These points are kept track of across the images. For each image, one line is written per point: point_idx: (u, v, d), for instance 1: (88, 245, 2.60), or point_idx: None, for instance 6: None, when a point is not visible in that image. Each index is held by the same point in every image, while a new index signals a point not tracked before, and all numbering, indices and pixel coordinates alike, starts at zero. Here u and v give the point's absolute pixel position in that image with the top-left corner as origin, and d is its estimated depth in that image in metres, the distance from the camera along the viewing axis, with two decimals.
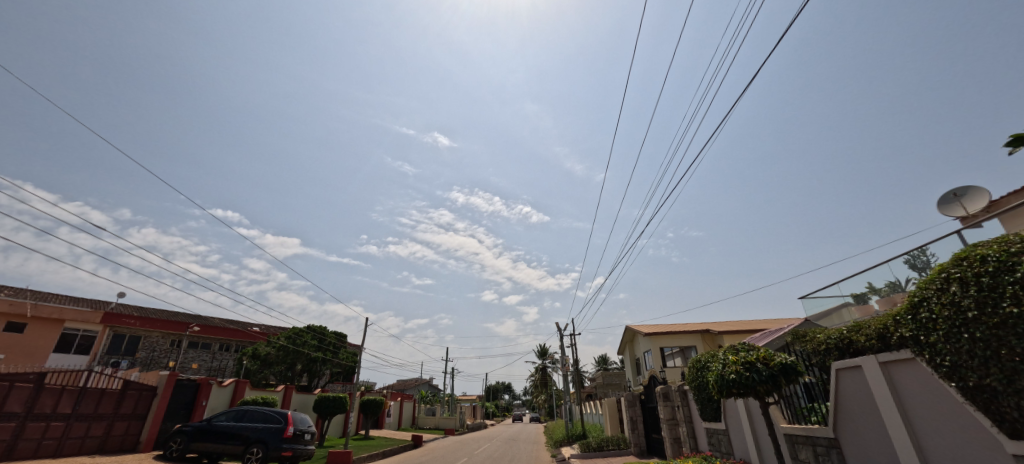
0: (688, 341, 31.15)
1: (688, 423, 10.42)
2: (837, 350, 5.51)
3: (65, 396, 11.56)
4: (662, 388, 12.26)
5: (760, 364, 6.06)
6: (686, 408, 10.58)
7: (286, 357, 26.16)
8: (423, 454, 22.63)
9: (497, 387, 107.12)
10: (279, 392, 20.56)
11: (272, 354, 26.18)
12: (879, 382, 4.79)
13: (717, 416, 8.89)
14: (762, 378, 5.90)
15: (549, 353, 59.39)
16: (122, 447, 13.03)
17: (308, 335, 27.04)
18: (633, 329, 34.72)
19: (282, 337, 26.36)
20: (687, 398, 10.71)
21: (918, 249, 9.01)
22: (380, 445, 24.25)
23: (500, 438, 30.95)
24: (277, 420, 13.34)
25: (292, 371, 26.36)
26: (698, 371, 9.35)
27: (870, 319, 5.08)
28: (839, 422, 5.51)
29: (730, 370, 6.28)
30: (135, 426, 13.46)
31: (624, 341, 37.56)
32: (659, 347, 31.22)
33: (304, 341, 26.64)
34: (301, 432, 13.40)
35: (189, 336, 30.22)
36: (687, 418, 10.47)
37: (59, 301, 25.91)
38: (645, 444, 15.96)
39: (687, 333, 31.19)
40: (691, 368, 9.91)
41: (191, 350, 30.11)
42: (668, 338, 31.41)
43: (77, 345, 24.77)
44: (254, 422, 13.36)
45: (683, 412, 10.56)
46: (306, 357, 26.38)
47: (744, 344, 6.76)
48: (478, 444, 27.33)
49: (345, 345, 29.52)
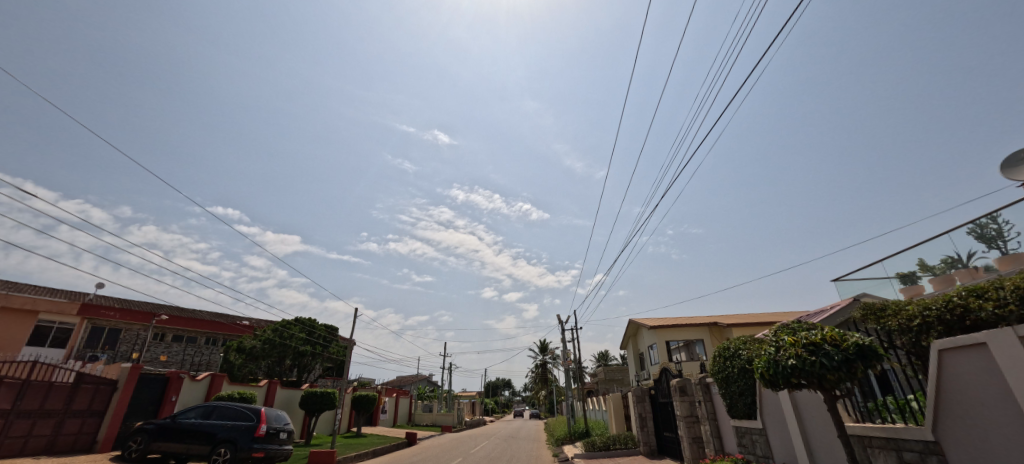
0: (694, 334, 29.77)
1: (712, 421, 9.06)
2: (942, 326, 4.16)
3: (4, 390, 10.21)
4: (678, 382, 10.91)
5: (829, 346, 4.68)
6: (709, 404, 9.23)
7: (271, 350, 24.56)
8: (416, 454, 21.30)
9: (496, 383, 106.32)
10: (261, 388, 19.25)
11: (257, 348, 24.43)
12: (1019, 365, 3.41)
13: (751, 413, 7.56)
14: (835, 364, 4.53)
15: (549, 349, 58.10)
16: (74, 447, 11.70)
17: (296, 327, 25.73)
18: (636, 322, 33.33)
19: (269, 330, 25.05)
20: (710, 393, 9.35)
21: (988, 216, 7.62)
22: (371, 443, 22.93)
23: (499, 435, 29.65)
24: (248, 417, 11.99)
25: (278, 365, 24.93)
26: (727, 360, 8.02)
27: (1001, 280, 3.74)
28: (943, 420, 4.13)
29: (787, 354, 4.91)
30: (91, 423, 12.14)
31: (627, 335, 36.24)
32: (664, 341, 29.90)
33: (292, 334, 25.32)
34: (275, 431, 12.06)
35: (173, 330, 28.89)
36: (711, 415, 9.12)
37: (33, 293, 24.56)
38: (655, 443, 14.68)
39: (694, 326, 29.82)
40: (717, 352, 8.58)
41: (175, 343, 28.75)
42: (673, 331, 30.07)
43: (52, 338, 23.31)
44: (223, 420, 12.06)
45: (706, 408, 9.21)
46: (293, 350, 25.03)
47: (799, 323, 5.40)
48: (474, 442, 26.04)
49: (336, 338, 28.19)
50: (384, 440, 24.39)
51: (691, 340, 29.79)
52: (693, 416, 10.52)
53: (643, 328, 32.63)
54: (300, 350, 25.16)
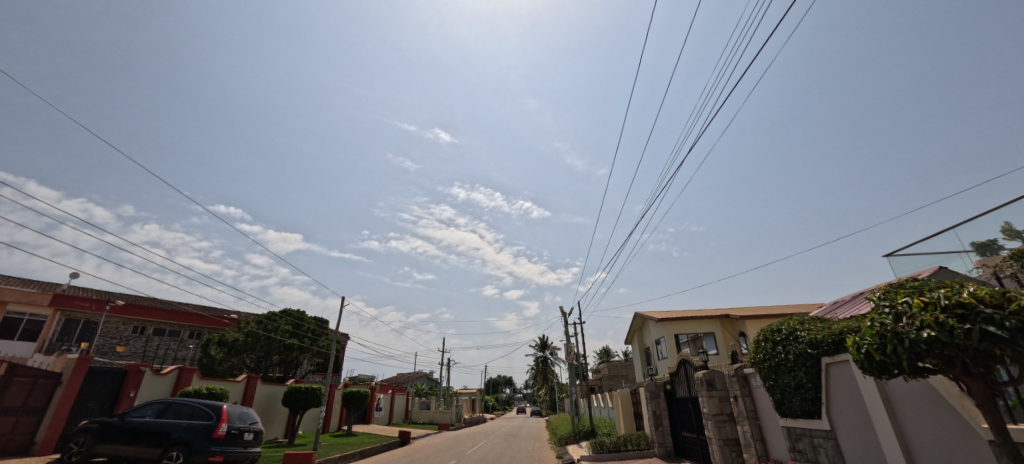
0: (704, 327, 28.15)
1: (753, 420, 7.47)
2: None
3: None
4: (705, 374, 9.31)
5: (992, 308, 3.06)
6: (749, 400, 7.63)
7: (255, 343, 23.00)
8: (408, 455, 19.73)
9: (496, 380, 105.17)
10: (239, 383, 17.71)
11: (240, 341, 22.89)
12: None
13: (813, 411, 5.98)
14: (1007, 335, 2.91)
15: (549, 344, 56.53)
16: (6, 450, 10.17)
17: (282, 320, 24.12)
18: (643, 315, 31.81)
19: (253, 322, 23.48)
20: (749, 386, 7.74)
21: None
22: (361, 443, 21.41)
23: (499, 434, 28.12)
24: (207, 416, 10.41)
25: (263, 359, 23.39)
26: (779, 346, 6.44)
27: None
28: None
29: (916, 323, 3.30)
30: (28, 422, 10.61)
31: (633, 329, 34.79)
32: (673, 335, 28.24)
33: (277, 327, 23.71)
34: (238, 432, 10.48)
35: (154, 323, 27.37)
36: (751, 413, 7.52)
37: (4, 283, 23.18)
38: (671, 444, 13.13)
39: (704, 318, 28.13)
40: (764, 333, 7.02)
41: (157, 337, 27.23)
42: (682, 324, 28.45)
43: (22, 331, 21.85)
44: (179, 418, 10.50)
45: (745, 405, 7.63)
46: (279, 344, 23.46)
47: (918, 281, 3.78)
48: (472, 442, 24.43)
49: (327, 332, 26.54)
50: (376, 440, 22.85)
51: (701, 333, 28.11)
52: (724, 414, 8.95)
53: (650, 322, 31.00)
54: (286, 344, 23.60)
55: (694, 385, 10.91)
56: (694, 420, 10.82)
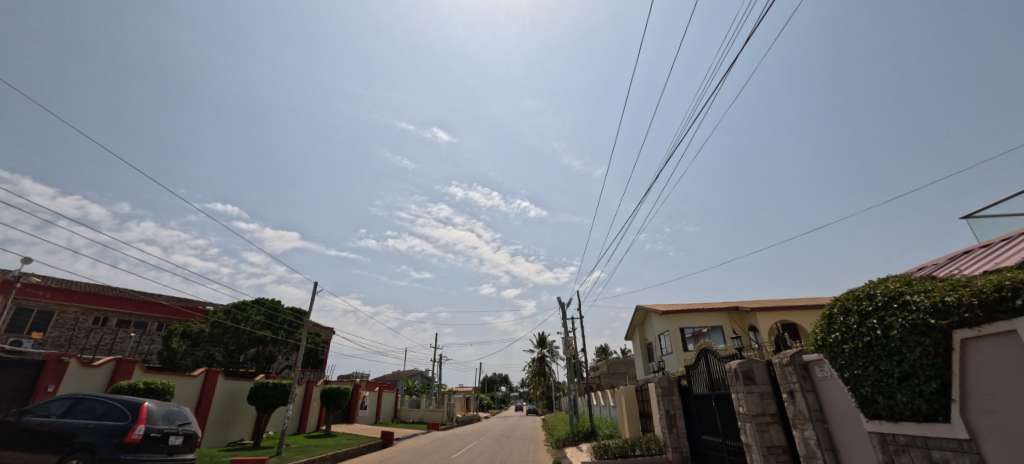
0: (712, 321, 26.24)
1: (818, 424, 5.60)
2: None
3: None
4: (741, 365, 7.44)
5: None
6: (812, 398, 5.75)
7: (222, 335, 20.94)
8: (387, 458, 17.71)
9: (495, 379, 103.87)
10: (196, 377, 15.76)
11: (205, 332, 20.81)
12: None
13: (932, 413, 4.10)
14: None
15: (547, 342, 54.64)
16: None
17: (254, 309, 22.01)
18: (645, 308, 29.99)
19: (220, 312, 21.39)
20: (809, 378, 5.86)
21: None
22: (338, 445, 19.44)
23: (491, 434, 26.21)
24: (122, 416, 8.42)
25: (234, 352, 21.44)
26: (872, 320, 4.59)
27: None
28: None
29: None
30: None
31: (633, 323, 33.05)
32: (678, 328, 26.40)
33: (247, 317, 21.63)
34: (160, 435, 8.50)
35: (118, 314, 25.21)
36: (815, 414, 5.66)
37: None
38: (688, 449, 11.24)
39: (712, 311, 26.23)
40: (841, 302, 5.15)
41: (121, 329, 25.11)
42: (688, 317, 26.59)
43: None
44: (86, 418, 8.48)
45: (804, 404, 5.77)
46: (249, 336, 21.41)
47: None
48: (462, 443, 22.42)
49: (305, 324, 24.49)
50: (356, 441, 20.88)
51: (708, 327, 26.21)
52: (767, 414, 7.10)
53: (653, 315, 29.18)
54: (257, 336, 21.55)
55: (721, 380, 9.00)
56: (721, 422, 8.94)
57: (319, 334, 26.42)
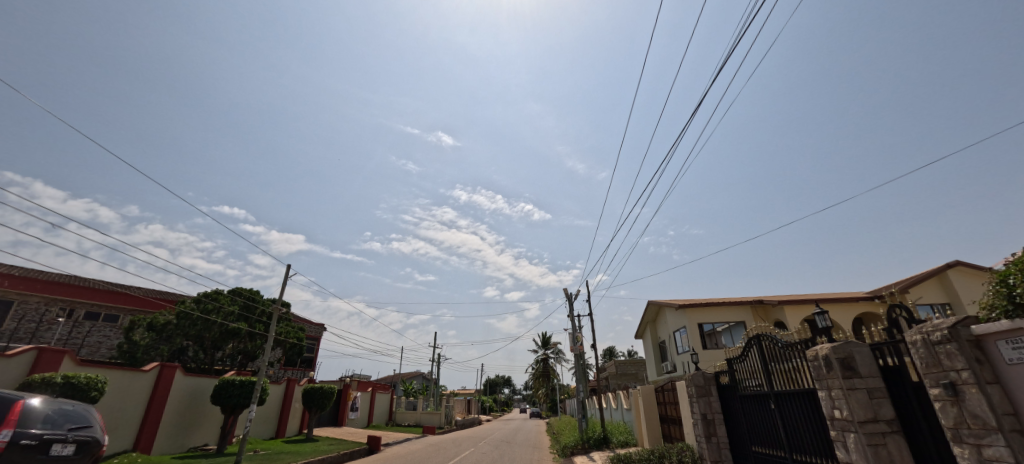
0: (733, 316, 23.86)
1: (1014, 437, 3.37)
2: None
3: None
4: (837, 350, 5.21)
5: None
6: (996, 393, 3.51)
7: (190, 327, 18.75)
8: None
9: (497, 380, 102.31)
10: (147, 373, 13.65)
11: (172, 324, 18.67)
12: None
13: None
14: None
15: (551, 342, 52.36)
16: None
17: (227, 299, 19.93)
18: (658, 303, 27.71)
19: (190, 302, 19.28)
20: (990, 362, 3.61)
21: None
22: (317, 451, 17.32)
23: (491, 439, 24.00)
24: None
25: (206, 347, 19.34)
26: None
27: None
28: None
29: None
30: None
31: (645, 320, 30.77)
32: (696, 324, 23.99)
33: (220, 307, 19.52)
34: (36, 442, 6.31)
35: (87, 305, 23.23)
36: (1009, 422, 3.41)
37: None
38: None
39: (733, 304, 23.85)
40: None
41: (90, 322, 23.14)
42: (707, 312, 24.20)
43: None
44: None
45: (981, 403, 3.54)
46: (220, 329, 19.29)
47: None
48: (458, 449, 20.26)
49: (287, 316, 22.45)
50: (339, 446, 18.76)
51: (730, 322, 23.82)
52: (881, 423, 4.87)
53: (668, 310, 26.75)
54: (230, 328, 19.43)
55: (795, 377, 6.79)
56: (796, 432, 6.74)
57: (303, 329, 24.36)
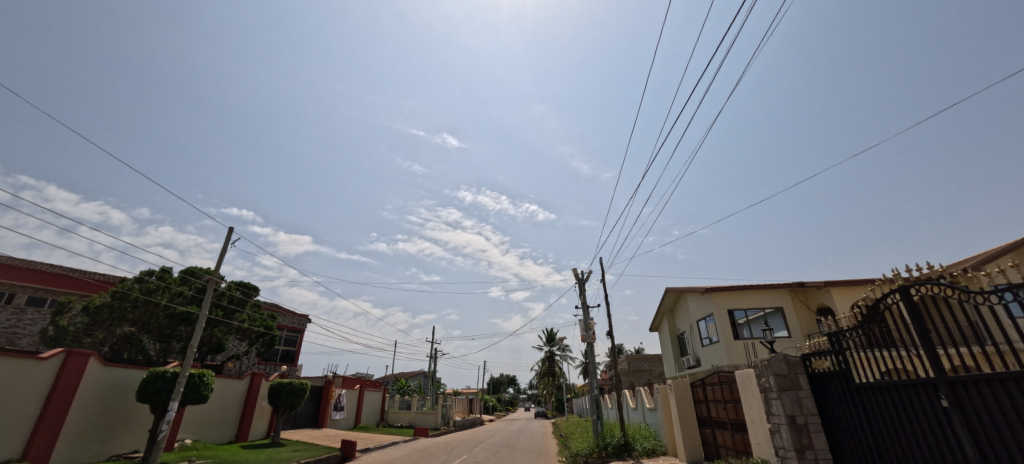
0: (769, 301, 20.58)
1: None
2: None
3: None
4: None
5: None
6: None
7: (130, 311, 15.99)
8: None
9: (500, 379, 99.31)
10: (45, 363, 10.68)
11: (107, 309, 15.64)
12: None
13: None
14: None
15: (557, 338, 49.20)
16: None
17: (176, 279, 17.22)
18: (677, 289, 24.56)
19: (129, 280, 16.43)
20: None
21: None
22: (278, 458, 14.44)
23: (488, 443, 21.04)
24: None
25: (155, 336, 16.67)
26: None
27: None
28: None
29: None
30: None
31: (662, 309, 27.59)
32: (725, 311, 20.76)
33: (167, 287, 16.87)
34: None
35: (29, 290, 20.46)
36: None
37: None
38: None
39: (768, 288, 20.61)
40: None
41: (32, 309, 20.35)
42: (738, 297, 20.97)
43: None
44: None
45: None
46: (166, 314, 16.70)
47: None
48: (448, 455, 17.35)
49: (253, 301, 19.70)
50: (307, 452, 15.85)
51: (764, 308, 20.56)
52: None
53: (690, 295, 23.57)
54: (179, 313, 16.81)
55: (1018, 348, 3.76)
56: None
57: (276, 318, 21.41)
